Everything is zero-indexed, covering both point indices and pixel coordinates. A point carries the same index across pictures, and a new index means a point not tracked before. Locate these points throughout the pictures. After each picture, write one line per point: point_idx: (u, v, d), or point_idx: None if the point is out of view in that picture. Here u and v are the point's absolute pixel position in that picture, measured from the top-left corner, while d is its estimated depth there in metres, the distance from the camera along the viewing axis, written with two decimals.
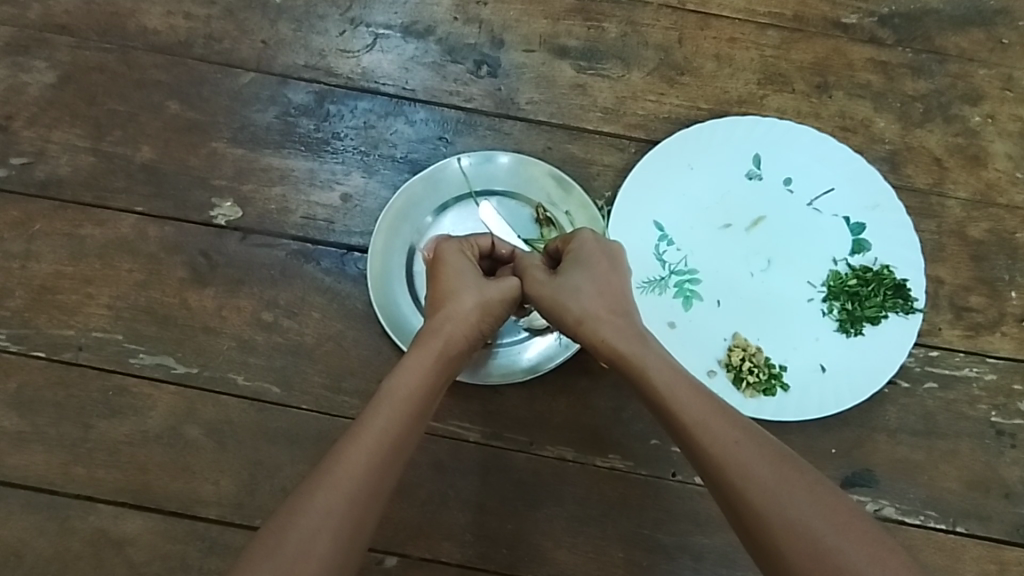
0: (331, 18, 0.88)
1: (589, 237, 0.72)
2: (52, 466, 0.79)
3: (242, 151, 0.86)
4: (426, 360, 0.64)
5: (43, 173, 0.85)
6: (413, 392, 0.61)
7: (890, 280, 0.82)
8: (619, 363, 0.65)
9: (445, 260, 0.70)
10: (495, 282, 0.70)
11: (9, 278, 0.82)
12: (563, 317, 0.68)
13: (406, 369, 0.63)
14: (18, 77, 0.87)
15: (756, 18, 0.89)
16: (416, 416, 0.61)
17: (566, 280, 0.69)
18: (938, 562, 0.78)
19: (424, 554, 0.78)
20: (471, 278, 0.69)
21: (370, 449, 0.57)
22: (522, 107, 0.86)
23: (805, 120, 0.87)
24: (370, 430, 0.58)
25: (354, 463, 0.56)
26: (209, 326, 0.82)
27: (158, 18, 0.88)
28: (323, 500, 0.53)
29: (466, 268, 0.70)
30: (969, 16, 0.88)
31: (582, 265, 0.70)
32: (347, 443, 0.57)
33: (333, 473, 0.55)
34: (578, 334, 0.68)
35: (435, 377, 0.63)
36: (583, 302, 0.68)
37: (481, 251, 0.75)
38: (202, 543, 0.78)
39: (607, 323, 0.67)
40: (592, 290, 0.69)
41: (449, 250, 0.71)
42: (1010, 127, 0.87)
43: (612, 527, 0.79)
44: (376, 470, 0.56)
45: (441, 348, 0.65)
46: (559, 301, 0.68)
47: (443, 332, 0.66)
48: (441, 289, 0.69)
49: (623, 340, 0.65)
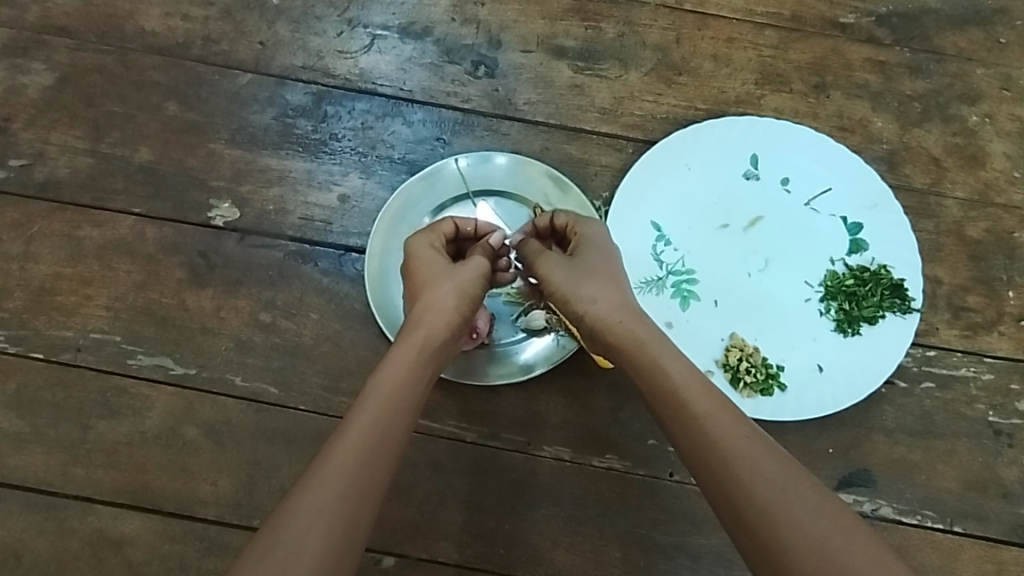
0: (329, 19, 0.88)
1: (599, 228, 0.74)
2: (52, 467, 0.79)
3: (241, 151, 0.86)
4: (410, 353, 0.64)
5: (42, 174, 0.85)
6: (398, 387, 0.61)
7: (888, 280, 0.81)
8: (630, 347, 0.64)
9: (418, 257, 0.71)
10: (464, 265, 0.70)
11: (9, 279, 0.83)
12: (577, 297, 0.68)
13: (392, 364, 0.63)
14: (18, 79, 0.87)
15: (754, 17, 0.89)
16: (402, 410, 0.61)
17: (582, 262, 0.70)
18: (936, 562, 0.78)
19: (422, 554, 0.78)
20: (442, 269, 0.70)
21: (356, 447, 0.57)
22: (520, 107, 0.86)
23: (803, 120, 0.87)
24: (356, 427, 0.58)
25: (342, 461, 0.56)
26: (208, 326, 0.82)
27: (156, 19, 0.88)
28: (313, 500, 0.53)
29: (438, 260, 0.71)
30: (968, 15, 0.88)
31: (598, 249, 0.71)
32: (335, 443, 0.57)
33: (321, 472, 0.55)
34: (585, 313, 0.67)
35: (420, 368, 0.63)
36: (595, 288, 0.68)
37: (446, 238, 0.75)
38: (201, 543, 0.78)
39: (621, 308, 0.67)
40: (605, 272, 0.69)
41: (419, 246, 0.72)
42: (1009, 126, 0.86)
43: (611, 526, 0.79)
44: (364, 468, 0.56)
45: (424, 338, 0.65)
46: (574, 279, 0.68)
47: (424, 323, 0.66)
48: (422, 279, 0.69)
49: (637, 326, 0.65)
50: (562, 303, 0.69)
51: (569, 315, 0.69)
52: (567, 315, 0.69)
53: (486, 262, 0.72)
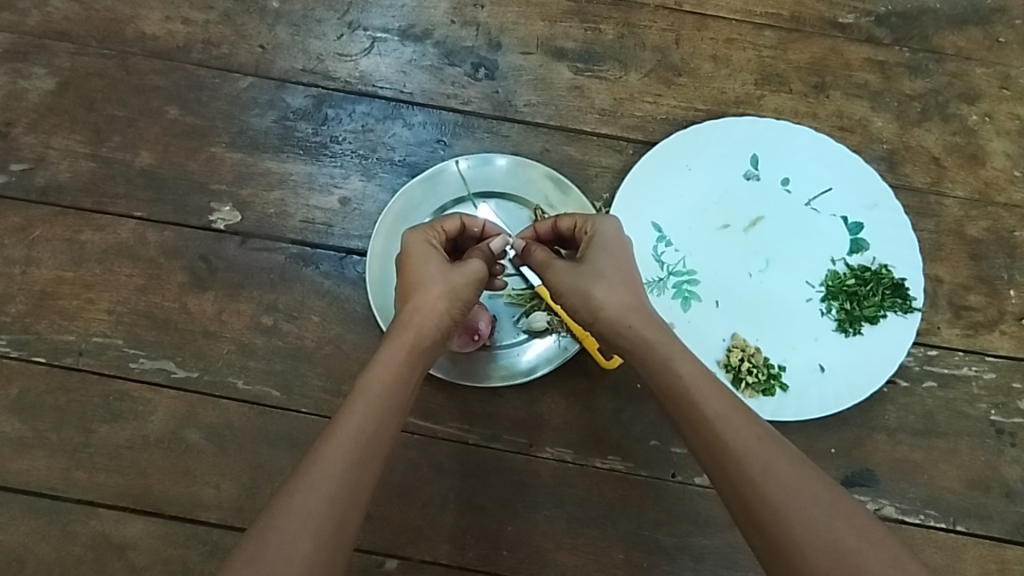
0: (329, 22, 0.89)
1: (613, 223, 0.71)
2: (53, 471, 0.79)
3: (241, 155, 0.86)
4: (399, 354, 0.63)
5: (43, 179, 0.85)
6: (388, 388, 0.61)
7: (889, 279, 0.81)
8: (641, 349, 0.64)
9: (411, 251, 0.69)
10: (460, 267, 0.69)
11: (10, 284, 0.83)
12: (589, 301, 0.66)
13: (382, 365, 0.62)
14: (18, 83, 0.87)
15: (753, 18, 0.89)
16: (391, 411, 0.60)
17: (594, 264, 0.67)
18: (939, 562, 0.78)
19: (424, 556, 0.78)
20: (436, 266, 0.68)
21: (347, 449, 0.57)
22: (519, 109, 0.87)
23: (803, 120, 0.87)
24: (346, 428, 0.58)
25: (333, 462, 0.56)
26: (209, 330, 0.82)
27: (157, 23, 0.89)
28: (301, 503, 0.53)
29: (434, 258, 0.69)
30: (967, 15, 0.88)
31: (606, 247, 0.69)
32: (325, 443, 0.57)
33: (312, 473, 0.55)
34: (596, 317, 0.66)
35: (409, 369, 0.63)
36: (607, 291, 0.66)
37: (448, 234, 0.73)
38: (203, 547, 0.78)
39: (632, 309, 0.66)
40: (615, 271, 0.67)
41: (415, 241, 0.70)
42: (1008, 125, 0.87)
43: (613, 528, 0.79)
44: (353, 468, 0.56)
45: (413, 339, 0.64)
46: (583, 283, 0.66)
47: (413, 324, 0.65)
48: (415, 278, 0.67)
49: (648, 329, 0.64)
50: (575, 308, 0.68)
51: (581, 318, 0.68)
52: (577, 315, 0.68)
53: (483, 264, 0.70)
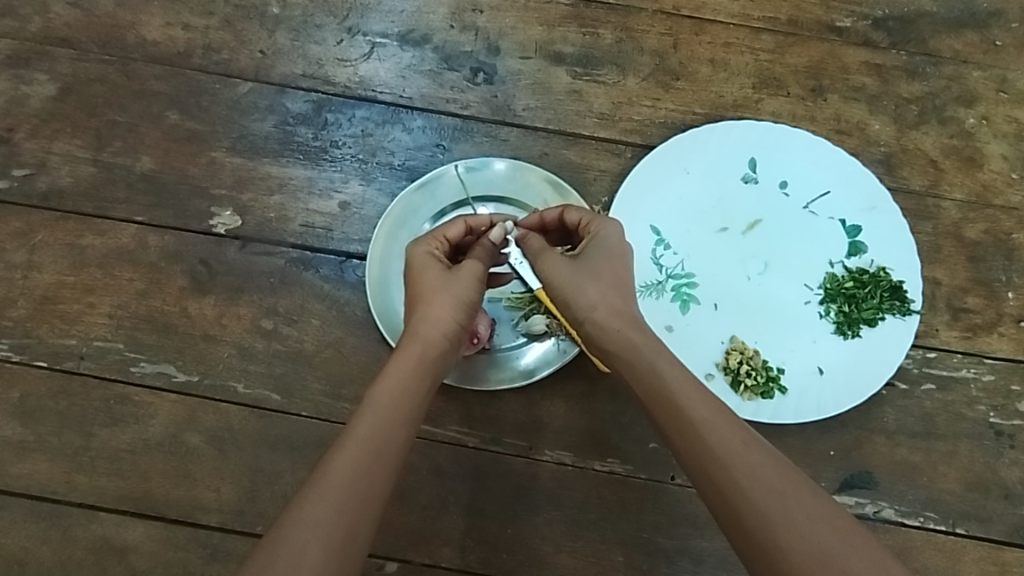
0: (329, 27, 0.89)
1: (616, 229, 0.71)
2: (53, 475, 0.80)
3: (241, 160, 0.86)
4: (406, 366, 0.64)
5: (44, 184, 0.86)
6: (394, 396, 0.62)
7: (887, 282, 0.82)
8: (626, 353, 0.64)
9: (415, 266, 0.69)
10: (461, 274, 0.68)
11: (11, 288, 0.83)
12: (577, 301, 0.66)
13: (390, 374, 0.63)
14: (19, 89, 0.87)
15: (750, 22, 0.89)
16: (400, 421, 0.61)
17: (589, 265, 0.68)
18: (938, 563, 0.78)
19: (425, 559, 0.78)
20: (440, 277, 0.68)
21: (353, 460, 0.57)
22: (518, 113, 0.87)
23: (800, 123, 0.87)
24: (355, 440, 0.59)
25: (340, 472, 0.56)
26: (209, 334, 0.82)
27: (157, 29, 0.89)
28: (310, 514, 0.54)
29: (437, 269, 0.69)
30: (963, 18, 0.89)
31: (606, 249, 0.69)
32: (334, 454, 0.58)
33: (319, 486, 0.56)
34: (585, 320, 0.66)
35: (420, 378, 0.64)
36: (595, 295, 0.66)
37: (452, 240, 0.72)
38: (203, 550, 0.78)
39: (619, 314, 0.66)
40: (611, 277, 0.68)
41: (418, 254, 0.70)
42: (1005, 128, 0.87)
43: (612, 531, 0.79)
44: (362, 478, 0.56)
45: (420, 350, 0.65)
46: (576, 281, 0.67)
47: (420, 335, 0.66)
48: (419, 291, 0.68)
49: (635, 331, 0.65)
50: (562, 303, 0.68)
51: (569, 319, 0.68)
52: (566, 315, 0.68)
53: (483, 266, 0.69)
